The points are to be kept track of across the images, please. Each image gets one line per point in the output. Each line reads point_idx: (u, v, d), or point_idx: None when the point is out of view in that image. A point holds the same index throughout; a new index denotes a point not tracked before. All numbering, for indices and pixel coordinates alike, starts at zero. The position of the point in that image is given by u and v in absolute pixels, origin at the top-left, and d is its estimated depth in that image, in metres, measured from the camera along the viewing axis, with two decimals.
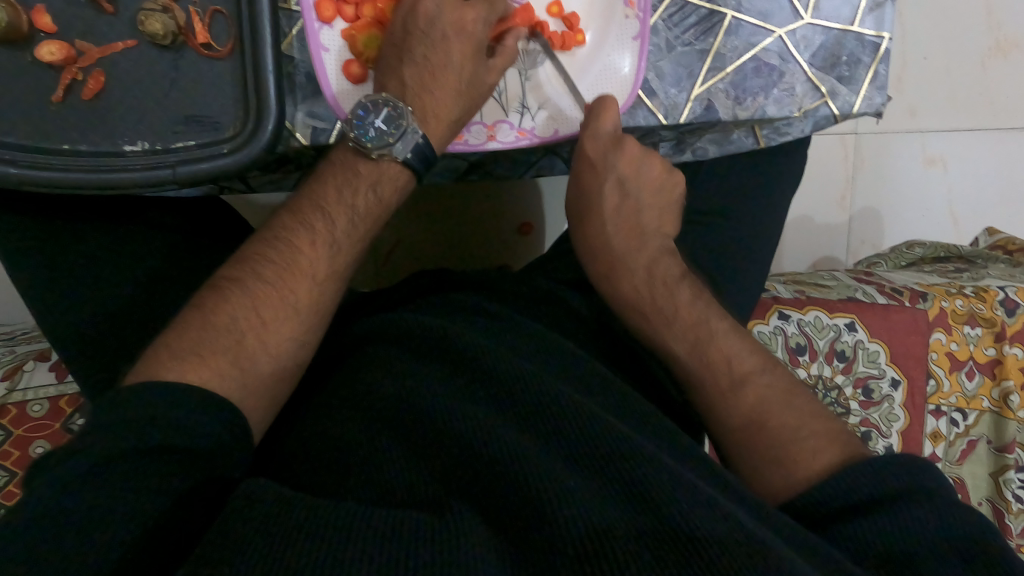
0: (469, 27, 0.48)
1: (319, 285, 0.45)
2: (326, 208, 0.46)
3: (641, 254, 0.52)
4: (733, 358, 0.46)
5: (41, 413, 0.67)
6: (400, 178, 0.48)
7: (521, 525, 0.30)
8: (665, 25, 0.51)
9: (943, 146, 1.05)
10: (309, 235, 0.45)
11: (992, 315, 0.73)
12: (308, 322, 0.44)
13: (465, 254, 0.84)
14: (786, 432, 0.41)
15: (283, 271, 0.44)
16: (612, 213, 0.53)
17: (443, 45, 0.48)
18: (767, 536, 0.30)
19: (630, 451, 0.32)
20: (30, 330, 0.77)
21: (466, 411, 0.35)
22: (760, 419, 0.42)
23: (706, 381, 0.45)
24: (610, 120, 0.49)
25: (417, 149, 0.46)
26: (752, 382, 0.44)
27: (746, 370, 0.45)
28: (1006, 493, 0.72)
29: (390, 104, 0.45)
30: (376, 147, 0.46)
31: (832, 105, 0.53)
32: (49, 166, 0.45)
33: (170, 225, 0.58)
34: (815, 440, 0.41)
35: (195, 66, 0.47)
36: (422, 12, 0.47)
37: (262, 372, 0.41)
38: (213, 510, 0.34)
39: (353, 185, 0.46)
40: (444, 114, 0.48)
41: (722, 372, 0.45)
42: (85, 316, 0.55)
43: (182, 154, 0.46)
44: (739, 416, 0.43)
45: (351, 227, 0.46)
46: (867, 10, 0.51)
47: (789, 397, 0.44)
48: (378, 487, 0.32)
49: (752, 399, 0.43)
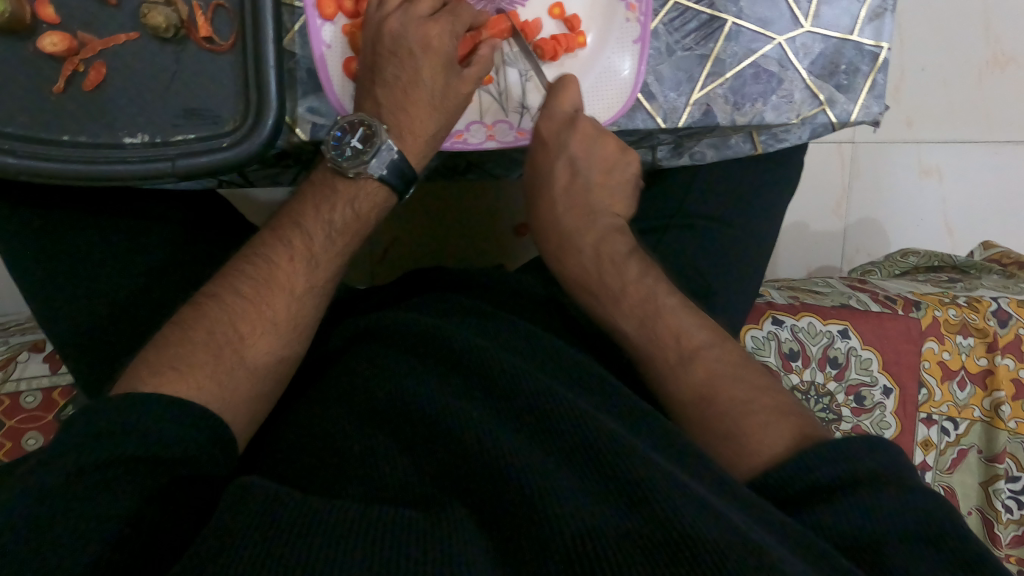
0: (434, 43, 0.48)
1: (297, 300, 0.45)
2: (305, 224, 0.47)
3: (590, 234, 0.52)
4: (683, 335, 0.46)
5: (34, 404, 0.67)
6: (379, 194, 0.48)
7: (511, 524, 0.30)
8: (665, 29, 0.51)
9: (939, 157, 1.05)
10: (289, 251, 0.46)
11: (984, 326, 0.74)
12: (288, 328, 0.45)
13: (461, 253, 0.84)
14: (735, 406, 0.41)
15: (261, 289, 0.44)
16: (562, 194, 0.54)
17: (410, 63, 0.47)
18: (762, 536, 0.30)
19: (620, 448, 0.32)
20: (23, 320, 0.77)
21: (457, 409, 0.35)
22: (709, 393, 0.42)
23: (656, 357, 0.45)
24: (569, 101, 0.50)
25: (392, 166, 0.47)
26: (700, 356, 0.44)
27: (695, 346, 0.45)
28: (996, 503, 0.72)
29: (367, 122, 0.46)
30: (354, 165, 0.46)
31: (830, 113, 0.53)
32: (47, 156, 0.45)
33: (171, 217, 0.58)
34: (766, 415, 0.40)
35: (197, 61, 0.47)
36: (388, 30, 0.47)
37: (240, 380, 0.41)
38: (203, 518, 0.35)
39: (331, 201, 0.47)
40: (420, 130, 0.49)
41: (670, 347, 0.45)
42: (87, 322, 0.54)
43: (179, 148, 0.46)
44: (689, 389, 0.43)
45: (329, 242, 0.47)
46: (866, 20, 0.52)
47: (739, 369, 0.43)
48: (370, 487, 0.32)
49: (702, 373, 0.43)
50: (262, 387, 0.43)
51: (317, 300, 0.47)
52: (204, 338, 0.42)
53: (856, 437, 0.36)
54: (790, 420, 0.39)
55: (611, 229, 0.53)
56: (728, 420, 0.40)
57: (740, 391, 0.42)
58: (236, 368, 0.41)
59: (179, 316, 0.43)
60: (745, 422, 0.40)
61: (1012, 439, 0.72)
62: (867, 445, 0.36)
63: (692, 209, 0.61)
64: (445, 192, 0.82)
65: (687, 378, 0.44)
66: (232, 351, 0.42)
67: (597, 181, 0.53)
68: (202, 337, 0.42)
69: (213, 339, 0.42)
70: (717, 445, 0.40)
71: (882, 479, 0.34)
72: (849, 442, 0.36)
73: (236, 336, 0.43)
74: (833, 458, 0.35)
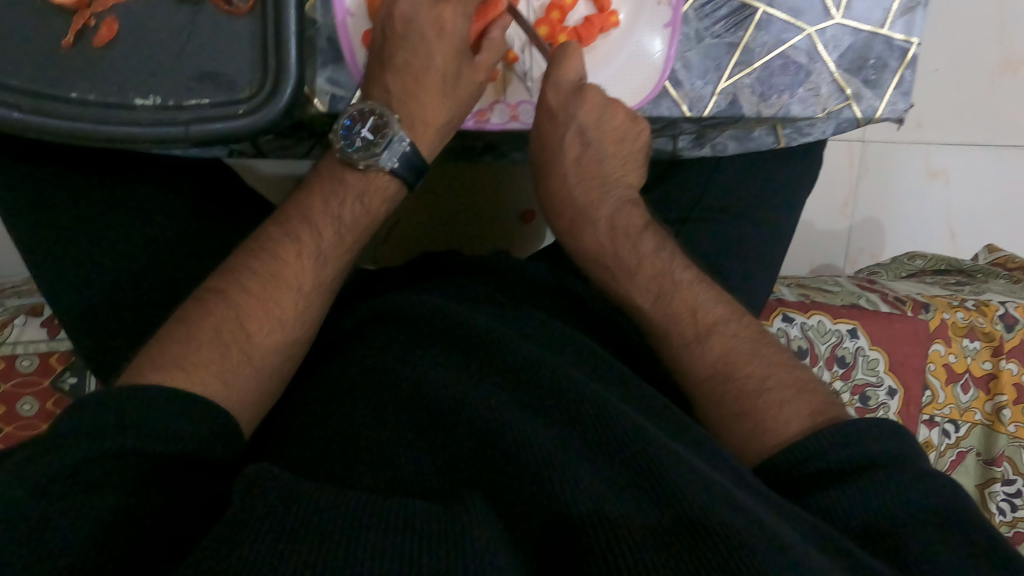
0: (447, 27, 0.48)
1: (304, 297, 0.45)
2: (313, 219, 0.47)
3: (601, 206, 0.51)
4: (697, 310, 0.46)
5: (30, 369, 0.66)
6: (390, 188, 0.48)
7: (532, 517, 0.29)
8: (695, 15, 0.50)
9: (947, 159, 1.05)
10: (295, 246, 0.45)
11: (991, 330, 0.74)
12: (294, 328, 0.44)
13: (465, 238, 0.84)
14: (753, 382, 0.41)
15: (268, 285, 0.44)
16: (573, 166, 0.52)
17: (424, 48, 0.48)
18: (782, 532, 0.29)
19: (640, 436, 0.32)
20: (20, 283, 0.75)
21: (479, 398, 0.34)
22: (727, 368, 0.43)
23: (669, 330, 0.46)
24: (573, 69, 0.48)
25: (403, 158, 0.47)
26: (716, 333, 0.44)
27: (710, 323, 0.45)
28: (990, 505, 0.72)
29: (377, 112, 0.46)
30: (363, 157, 0.46)
31: (855, 108, 0.52)
32: (53, 113, 0.44)
33: (186, 188, 0.58)
34: (781, 391, 0.41)
35: (213, 22, 0.45)
36: (399, 13, 0.47)
37: (247, 380, 0.40)
38: (213, 513, 0.33)
39: (340, 196, 0.47)
40: (433, 120, 0.49)
41: (686, 323, 0.45)
42: (89, 295, 0.53)
43: (193, 112, 0.45)
44: (707, 366, 0.43)
45: (337, 240, 0.47)
46: (898, 14, 0.51)
47: (754, 345, 0.44)
48: (385, 476, 0.31)
49: (718, 349, 0.44)
50: (269, 371, 0.42)
51: (327, 293, 0.46)
52: (216, 326, 0.41)
53: (876, 427, 0.37)
54: (804, 396, 0.41)
55: (619, 203, 0.52)
56: (746, 401, 0.41)
57: (757, 367, 0.43)
58: (244, 365, 0.41)
59: (181, 314, 0.42)
60: (763, 404, 0.40)
61: (1011, 444, 0.72)
62: (878, 430, 0.37)
63: (709, 200, 0.61)
64: (454, 176, 0.81)
65: (704, 354, 0.44)
66: (244, 339, 0.41)
67: (608, 150, 0.52)
68: (212, 326, 0.41)
69: (225, 326, 0.41)
70: (739, 436, 0.40)
71: (890, 461, 0.35)
72: (855, 427, 0.37)
73: (249, 323, 0.42)
74: (817, 444, 0.36)
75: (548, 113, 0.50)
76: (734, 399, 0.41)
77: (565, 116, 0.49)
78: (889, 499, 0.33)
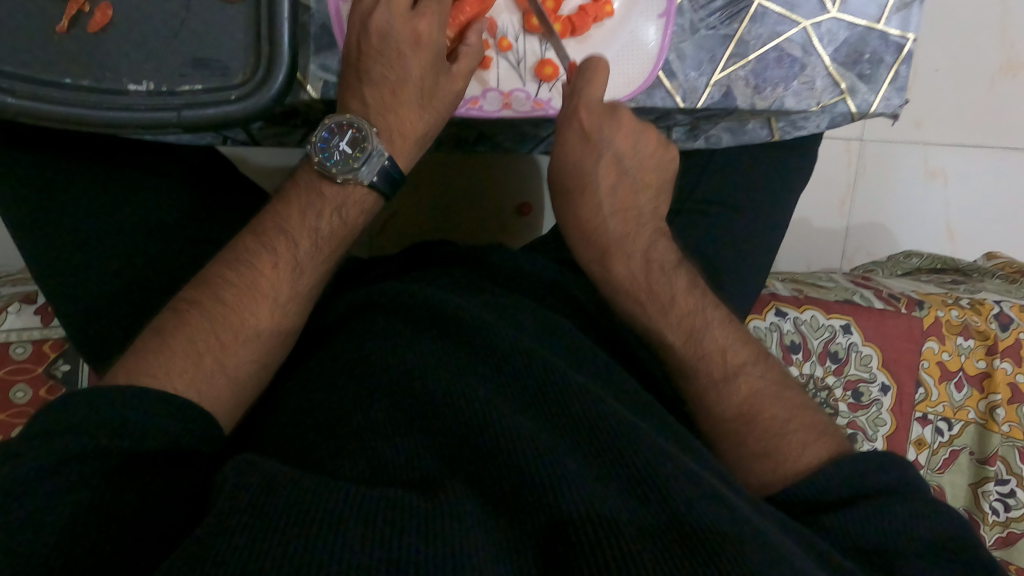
0: (424, 39, 0.47)
1: (280, 307, 0.45)
2: (290, 230, 0.46)
3: (638, 240, 0.51)
4: (728, 350, 0.45)
5: (23, 356, 0.66)
6: (367, 201, 0.48)
7: (518, 510, 0.29)
8: (690, 6, 0.50)
9: (946, 160, 1.05)
10: (272, 258, 0.45)
11: (986, 328, 0.74)
12: (271, 337, 0.44)
13: (462, 229, 0.84)
14: (776, 425, 0.41)
15: (244, 294, 0.43)
16: (608, 194, 0.51)
17: (398, 62, 0.47)
18: (769, 532, 0.29)
19: (628, 431, 0.32)
20: (15, 271, 0.75)
21: (468, 388, 0.34)
22: (752, 411, 0.42)
23: (699, 371, 0.45)
24: (597, 88, 0.48)
25: (382, 171, 0.47)
26: (744, 374, 0.44)
27: (739, 363, 0.45)
28: (983, 504, 0.72)
29: (355, 126, 0.46)
30: (341, 171, 0.46)
31: (850, 103, 0.52)
32: (44, 99, 0.44)
33: (182, 175, 0.58)
34: (803, 433, 0.41)
35: (207, 8, 0.45)
36: (376, 26, 0.46)
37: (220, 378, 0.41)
38: (199, 508, 0.33)
39: (316, 207, 0.47)
40: (410, 131, 0.49)
41: (716, 364, 0.45)
42: (83, 288, 0.53)
43: (186, 98, 0.45)
44: (733, 407, 0.43)
45: (315, 249, 0.47)
46: (894, 9, 0.51)
47: (781, 390, 0.44)
48: (370, 462, 0.31)
49: (745, 391, 0.43)
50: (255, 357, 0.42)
51: (304, 301, 0.46)
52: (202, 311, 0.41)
53: (876, 455, 0.37)
54: None
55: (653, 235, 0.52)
56: None
57: (782, 410, 0.42)
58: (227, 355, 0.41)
59: (157, 322, 0.42)
60: None
61: (1004, 443, 0.72)
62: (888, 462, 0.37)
63: (702, 193, 0.61)
64: (450, 167, 0.81)
65: None
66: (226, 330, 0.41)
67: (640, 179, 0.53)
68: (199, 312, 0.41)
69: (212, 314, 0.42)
70: None
71: (897, 495, 0.35)
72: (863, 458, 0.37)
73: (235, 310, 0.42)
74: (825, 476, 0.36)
75: (582, 134, 0.50)
76: (757, 440, 0.41)
77: (599, 140, 0.50)
78: (890, 530, 0.33)
